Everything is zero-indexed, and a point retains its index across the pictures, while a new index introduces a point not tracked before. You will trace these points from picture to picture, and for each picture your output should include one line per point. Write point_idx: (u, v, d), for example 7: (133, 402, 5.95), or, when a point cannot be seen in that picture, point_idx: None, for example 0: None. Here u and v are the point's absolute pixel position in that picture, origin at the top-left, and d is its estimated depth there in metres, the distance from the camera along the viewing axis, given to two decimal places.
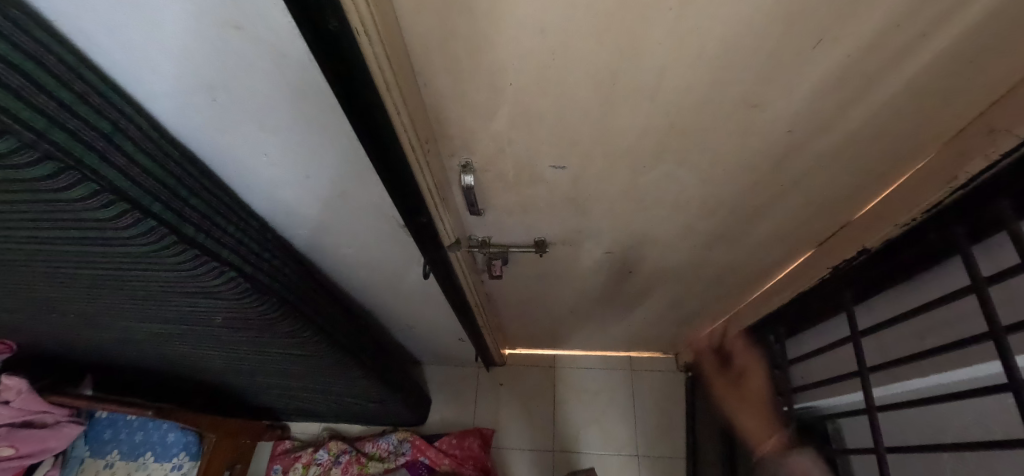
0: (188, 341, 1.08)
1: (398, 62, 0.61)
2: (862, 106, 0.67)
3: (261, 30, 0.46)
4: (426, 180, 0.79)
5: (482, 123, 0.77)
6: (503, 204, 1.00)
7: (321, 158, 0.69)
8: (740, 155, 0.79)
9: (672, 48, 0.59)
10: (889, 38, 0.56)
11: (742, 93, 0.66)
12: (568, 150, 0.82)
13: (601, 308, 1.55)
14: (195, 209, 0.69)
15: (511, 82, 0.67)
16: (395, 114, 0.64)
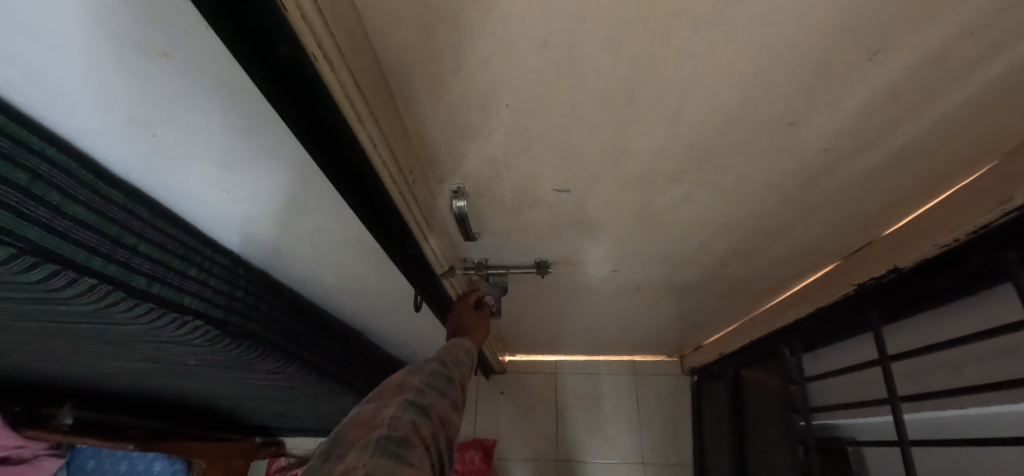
0: (163, 374, 0.99)
1: (372, 88, 0.52)
2: (910, 123, 0.59)
3: (198, 58, 0.36)
4: (412, 213, 0.71)
5: (475, 147, 0.68)
6: (501, 228, 0.93)
7: (291, 193, 0.59)
8: (766, 173, 0.71)
9: (701, 66, 0.50)
10: (958, 50, 0.47)
11: (777, 111, 0.57)
12: (573, 174, 0.74)
13: (604, 318, 1.49)
14: (150, 257, 0.59)
15: (507, 103, 0.58)
16: (374, 150, 0.55)
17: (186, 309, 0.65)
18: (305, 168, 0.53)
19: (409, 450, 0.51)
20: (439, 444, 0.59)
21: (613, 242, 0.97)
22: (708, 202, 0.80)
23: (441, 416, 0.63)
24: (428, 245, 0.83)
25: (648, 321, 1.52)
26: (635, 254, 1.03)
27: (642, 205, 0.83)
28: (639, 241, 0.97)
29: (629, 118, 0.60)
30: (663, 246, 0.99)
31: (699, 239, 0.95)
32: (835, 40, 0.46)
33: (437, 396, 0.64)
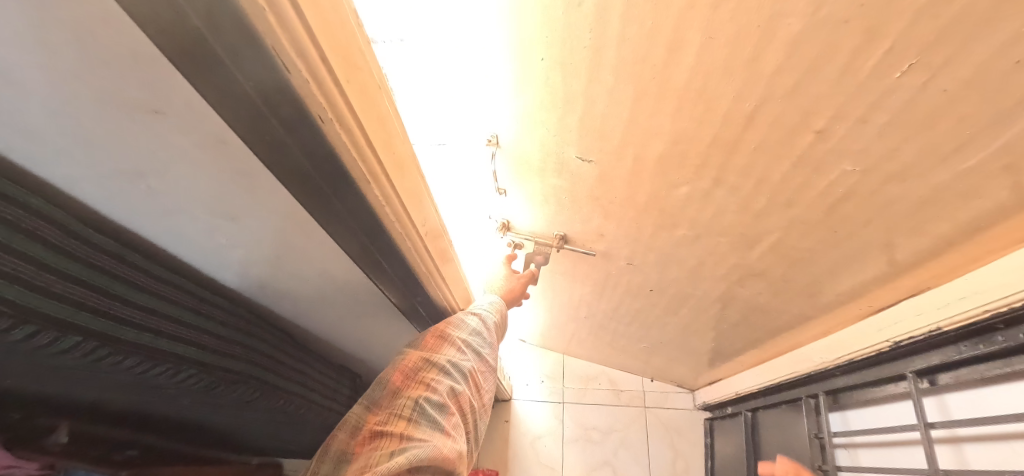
0: (153, 406, 0.94)
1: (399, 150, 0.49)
2: (950, 153, 0.56)
3: (191, 115, 0.31)
4: (425, 267, 0.68)
5: (511, 97, 0.72)
6: (525, 190, 0.96)
7: (291, 243, 0.55)
8: (788, 183, 0.70)
9: (725, 43, 0.51)
10: (1005, 75, 0.45)
11: (805, 114, 0.58)
12: (594, 144, 0.76)
13: (615, 316, 1.50)
14: (141, 305, 0.55)
15: (543, 56, 0.62)
16: (391, 221, 0.52)
17: (176, 357, 0.60)
18: (305, 219, 0.49)
19: (446, 416, 0.55)
20: (473, 410, 0.64)
21: (629, 231, 0.99)
22: (728, 206, 0.80)
23: (478, 378, 0.67)
24: (441, 295, 0.79)
25: (662, 334, 1.50)
26: (651, 249, 1.04)
27: (660, 193, 0.83)
28: (656, 235, 0.98)
29: (649, 92, 0.62)
30: (680, 247, 0.99)
31: (719, 250, 0.94)
32: (868, 43, 0.46)
33: (473, 358, 0.67)
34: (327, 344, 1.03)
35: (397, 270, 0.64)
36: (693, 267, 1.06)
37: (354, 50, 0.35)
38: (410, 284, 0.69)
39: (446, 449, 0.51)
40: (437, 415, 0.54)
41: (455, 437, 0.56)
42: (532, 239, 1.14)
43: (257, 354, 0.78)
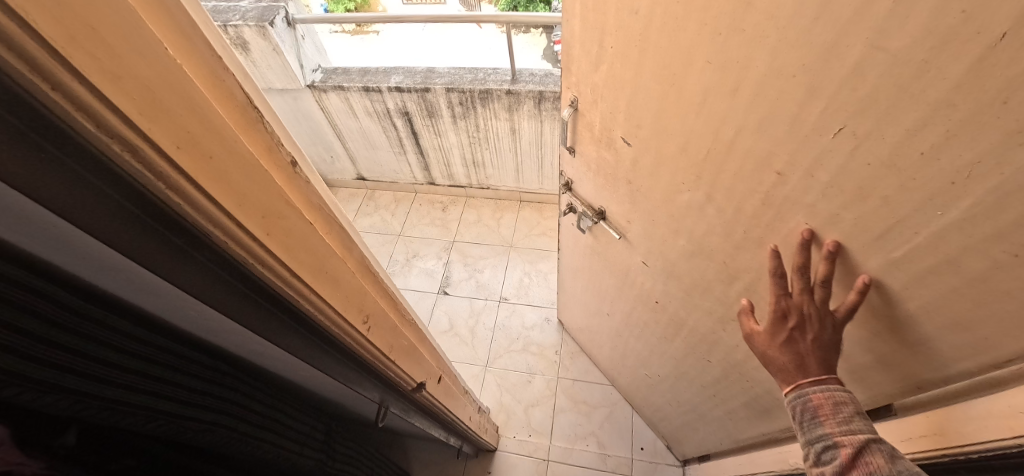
0: None
1: (291, 235, 0.35)
2: (870, 236, 0.44)
3: (103, 220, 0.26)
4: (394, 370, 0.60)
5: (588, 69, 0.66)
6: (586, 155, 0.84)
7: (336, 373, 0.55)
8: (773, 228, 0.53)
9: (721, 85, 0.46)
10: (936, 190, 0.36)
11: (762, 151, 0.47)
12: (632, 126, 0.64)
13: (628, 349, 1.31)
14: (214, 395, 0.54)
15: (610, 45, 0.58)
16: (360, 347, 0.50)
17: (257, 436, 0.59)
18: (307, 355, 0.49)
19: (416, 392, 0.71)
20: (435, 399, 0.79)
21: (646, 229, 0.80)
22: (722, 225, 0.61)
23: (441, 392, 0.82)
24: (441, 382, 0.82)
25: (654, 396, 1.35)
26: (660, 256, 0.82)
27: (669, 195, 0.67)
28: (665, 241, 0.77)
29: (669, 100, 0.54)
30: (683, 262, 0.77)
31: (717, 289, 0.73)
32: (804, 106, 0.40)
33: (442, 381, 0.84)
34: (346, 422, 1.03)
35: (388, 382, 0.63)
36: (662, 343, 1.09)
37: (257, 193, 0.31)
38: (387, 385, 0.65)
39: (413, 379, 0.67)
40: (405, 397, 0.71)
41: (419, 386, 0.70)
42: (581, 206, 0.98)
43: (312, 442, 0.75)
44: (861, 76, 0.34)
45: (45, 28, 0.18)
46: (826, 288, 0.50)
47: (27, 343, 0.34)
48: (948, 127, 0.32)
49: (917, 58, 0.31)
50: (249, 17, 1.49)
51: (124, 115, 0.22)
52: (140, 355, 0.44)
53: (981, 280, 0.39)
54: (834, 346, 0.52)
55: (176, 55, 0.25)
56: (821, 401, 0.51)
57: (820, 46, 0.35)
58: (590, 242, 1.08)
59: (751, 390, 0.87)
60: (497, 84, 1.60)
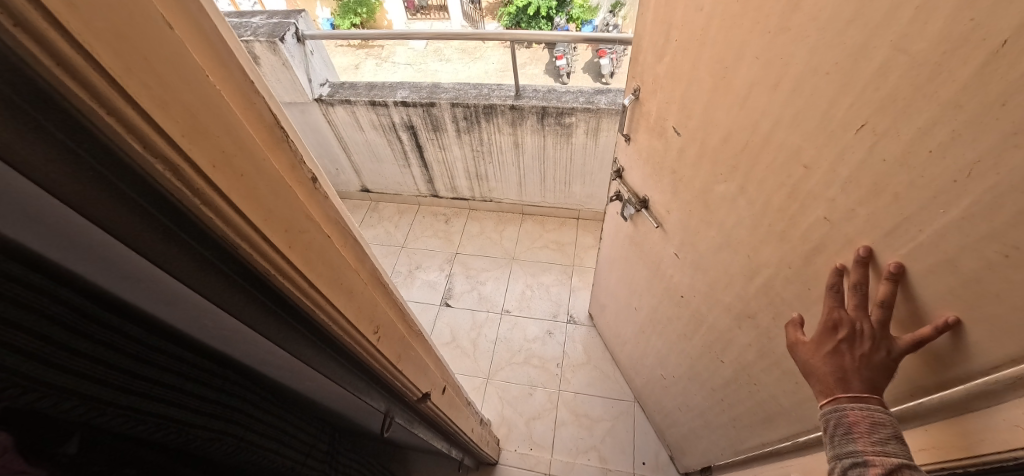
0: None
1: (312, 245, 0.37)
2: (880, 232, 0.49)
3: (133, 230, 0.27)
4: (401, 380, 0.61)
5: (654, 59, 0.78)
6: (640, 143, 0.94)
7: (346, 383, 0.55)
8: (796, 220, 0.59)
9: (764, 80, 0.54)
10: (941, 187, 0.42)
11: (794, 143, 0.54)
12: (685, 115, 0.73)
13: (649, 347, 1.35)
14: (229, 405, 0.53)
15: (677, 38, 0.69)
16: (369, 354, 0.51)
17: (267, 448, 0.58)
18: (320, 364, 0.50)
19: (420, 402, 0.72)
20: (440, 410, 0.80)
21: (681, 219, 0.88)
22: (751, 217, 0.68)
23: (445, 402, 0.83)
24: (446, 393, 0.83)
25: (666, 400, 1.37)
26: (692, 248, 0.88)
27: (707, 186, 0.75)
28: (699, 232, 0.83)
29: (721, 92, 0.63)
30: (711, 255, 0.83)
31: (739, 283, 0.79)
32: (834, 103, 0.47)
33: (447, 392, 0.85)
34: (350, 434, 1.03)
35: (396, 390, 0.64)
36: (679, 340, 1.13)
37: (282, 207, 0.33)
38: (395, 393, 0.66)
39: (419, 390, 0.68)
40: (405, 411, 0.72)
41: (423, 396, 0.71)
42: (628, 192, 1.07)
43: (315, 454, 0.74)
44: (884, 76, 0.41)
45: (105, 59, 0.20)
46: (886, 312, 0.51)
47: (48, 349, 0.32)
48: (955, 127, 0.38)
49: (931, 60, 0.38)
50: (260, 33, 1.52)
51: (166, 138, 0.24)
52: (152, 365, 0.42)
53: (973, 281, 0.43)
54: (882, 370, 0.52)
55: (214, 80, 0.27)
56: (858, 418, 0.52)
57: (852, 47, 0.43)
58: (630, 231, 1.16)
59: (757, 394, 0.89)
60: (501, 99, 1.64)
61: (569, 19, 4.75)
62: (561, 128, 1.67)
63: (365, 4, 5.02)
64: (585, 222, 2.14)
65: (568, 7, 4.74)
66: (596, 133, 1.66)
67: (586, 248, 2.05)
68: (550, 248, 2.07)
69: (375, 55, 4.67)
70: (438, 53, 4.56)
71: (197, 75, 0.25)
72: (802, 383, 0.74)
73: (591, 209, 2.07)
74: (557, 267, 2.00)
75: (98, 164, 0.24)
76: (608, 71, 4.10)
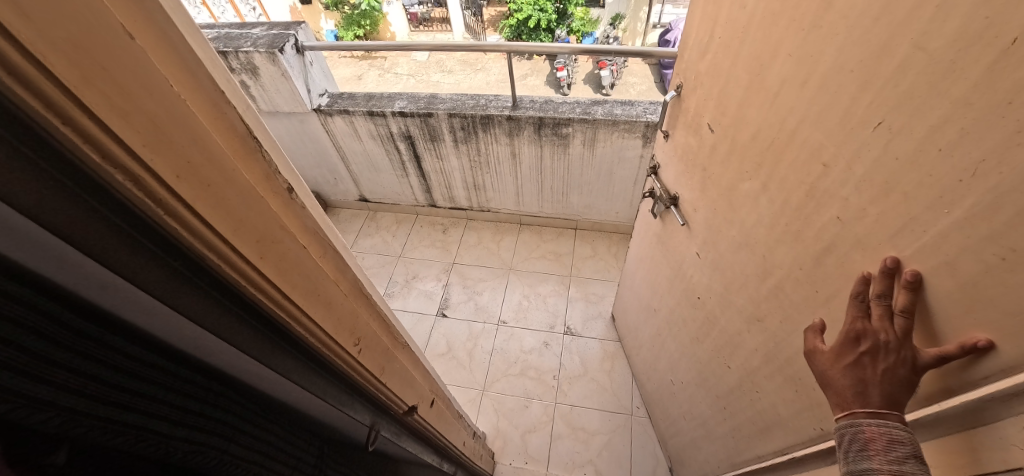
0: None
1: (288, 253, 0.37)
2: (888, 232, 0.51)
3: (95, 244, 0.26)
4: (385, 392, 0.61)
5: (696, 57, 0.84)
6: (676, 141, 1.00)
7: (333, 396, 0.54)
8: (810, 220, 0.62)
9: (795, 77, 0.58)
10: (946, 187, 0.44)
11: (817, 139, 0.57)
12: (720, 112, 0.78)
13: (662, 351, 1.35)
14: (262, 435, 0.47)
15: (717, 37, 0.75)
16: (351, 366, 0.51)
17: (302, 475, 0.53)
18: (307, 378, 0.48)
19: (402, 416, 0.71)
20: (426, 422, 0.80)
21: (706, 218, 0.90)
22: (770, 216, 0.70)
23: (433, 414, 0.83)
24: (433, 405, 0.83)
25: (672, 408, 1.36)
26: (712, 247, 0.90)
27: (733, 183, 0.78)
28: (721, 231, 0.86)
29: (755, 91, 0.67)
30: (730, 254, 0.84)
31: (752, 284, 0.80)
32: (857, 100, 0.51)
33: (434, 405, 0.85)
34: None
35: (381, 403, 0.64)
36: (689, 343, 1.13)
37: (252, 214, 0.33)
38: (381, 407, 0.65)
39: (402, 406, 0.68)
40: (388, 432, 0.71)
41: (408, 408, 0.70)
42: (659, 188, 1.11)
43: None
44: (903, 73, 0.45)
45: (60, 70, 0.20)
46: (909, 321, 0.52)
47: (54, 371, 0.26)
48: (964, 124, 0.41)
49: (948, 58, 0.41)
50: (260, 44, 1.54)
51: (126, 147, 0.23)
52: (174, 388, 0.36)
53: (973, 283, 0.45)
54: (905, 384, 0.52)
55: (180, 90, 0.27)
56: (873, 434, 0.52)
57: (876, 46, 0.47)
58: (658, 229, 1.19)
59: (758, 402, 0.87)
60: (498, 110, 1.65)
61: (570, 32, 4.83)
62: (558, 138, 1.67)
63: (367, 17, 5.09)
64: (582, 233, 2.14)
65: (569, 19, 4.80)
66: (593, 143, 1.66)
67: (583, 258, 2.05)
68: (547, 259, 2.06)
69: (377, 66, 4.71)
70: (439, 64, 4.59)
71: (161, 85, 0.25)
72: (801, 391, 0.73)
73: (589, 220, 2.07)
74: (554, 277, 1.99)
75: (52, 167, 0.23)
76: (608, 82, 4.14)
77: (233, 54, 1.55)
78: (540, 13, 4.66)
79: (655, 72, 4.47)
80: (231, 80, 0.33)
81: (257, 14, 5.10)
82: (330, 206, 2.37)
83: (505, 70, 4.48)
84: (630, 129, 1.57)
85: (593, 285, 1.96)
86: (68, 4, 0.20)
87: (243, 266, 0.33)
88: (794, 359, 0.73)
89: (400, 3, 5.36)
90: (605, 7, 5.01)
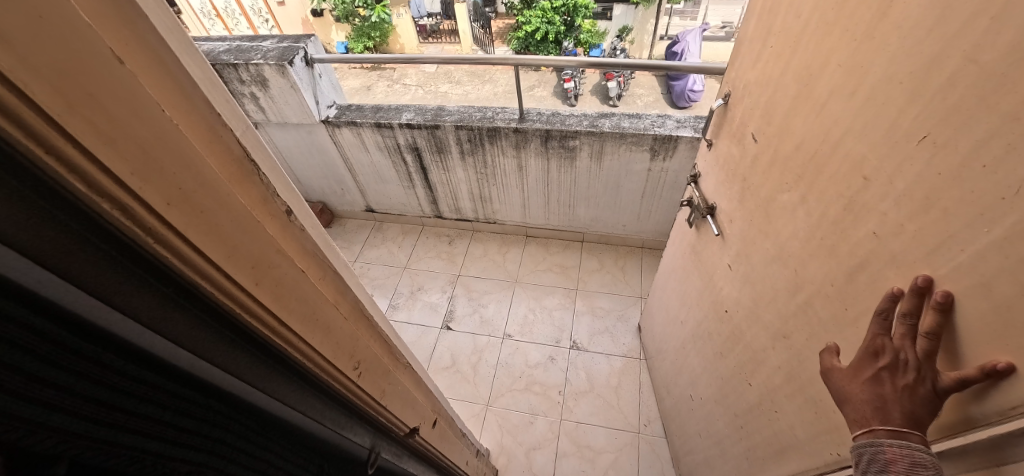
0: None
1: (287, 276, 0.36)
2: (923, 249, 0.49)
3: (80, 271, 0.25)
4: (384, 414, 0.59)
5: (746, 66, 0.83)
6: (717, 150, 0.99)
7: (333, 420, 0.52)
8: (847, 234, 0.60)
9: (843, 88, 0.57)
10: (989, 204, 0.42)
11: (861, 151, 0.56)
12: (764, 123, 0.77)
13: (684, 365, 1.32)
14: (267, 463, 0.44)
15: (770, 44, 0.74)
16: (348, 389, 0.50)
17: None
18: (307, 402, 0.46)
19: (400, 439, 0.69)
20: (427, 444, 0.78)
21: (741, 229, 0.88)
22: (806, 229, 0.68)
23: (434, 436, 0.81)
24: (435, 424, 0.81)
25: (688, 424, 1.32)
26: (746, 259, 0.88)
27: (772, 195, 0.76)
28: (755, 243, 0.83)
29: (801, 101, 0.66)
30: (762, 267, 0.82)
31: (781, 300, 0.77)
32: (904, 112, 0.49)
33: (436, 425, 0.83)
34: None
35: (382, 426, 0.62)
36: (712, 358, 1.10)
37: (247, 240, 0.32)
38: (383, 430, 0.64)
39: (403, 428, 0.66)
40: (390, 458, 0.69)
41: (409, 429, 0.68)
42: (698, 195, 1.09)
43: None
44: (953, 86, 0.44)
45: (42, 98, 0.19)
46: (932, 344, 0.49)
47: (49, 392, 0.23)
48: (1010, 140, 0.39)
49: (999, 71, 0.40)
50: (270, 56, 1.56)
51: (114, 177, 0.23)
52: (183, 411, 0.33)
53: (1008, 308, 0.42)
54: (927, 405, 0.50)
55: (172, 114, 0.26)
56: (895, 456, 0.50)
57: (928, 56, 0.46)
58: (693, 239, 1.16)
59: (776, 423, 0.84)
60: (504, 122, 1.64)
61: (578, 43, 4.79)
62: (565, 151, 1.66)
63: (377, 29, 5.12)
64: (589, 245, 2.11)
65: (577, 31, 4.76)
66: (599, 155, 1.65)
67: (589, 271, 2.02)
68: (552, 272, 2.04)
69: (387, 77, 4.78)
70: (447, 75, 4.64)
71: (152, 110, 0.24)
72: (821, 413, 0.70)
73: (595, 232, 2.05)
74: (561, 290, 1.97)
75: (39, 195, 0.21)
76: (613, 94, 4.10)
77: (243, 67, 1.57)
78: (547, 25, 4.63)
79: (661, 84, 4.49)
80: (225, 101, 0.32)
81: (269, 26, 5.18)
82: (336, 216, 2.38)
83: (511, 81, 4.52)
84: (638, 142, 1.56)
85: (600, 299, 1.93)
86: (54, 29, 0.19)
87: (234, 290, 0.32)
88: (816, 380, 0.70)
89: (410, 15, 5.41)
90: (612, 20, 5.03)
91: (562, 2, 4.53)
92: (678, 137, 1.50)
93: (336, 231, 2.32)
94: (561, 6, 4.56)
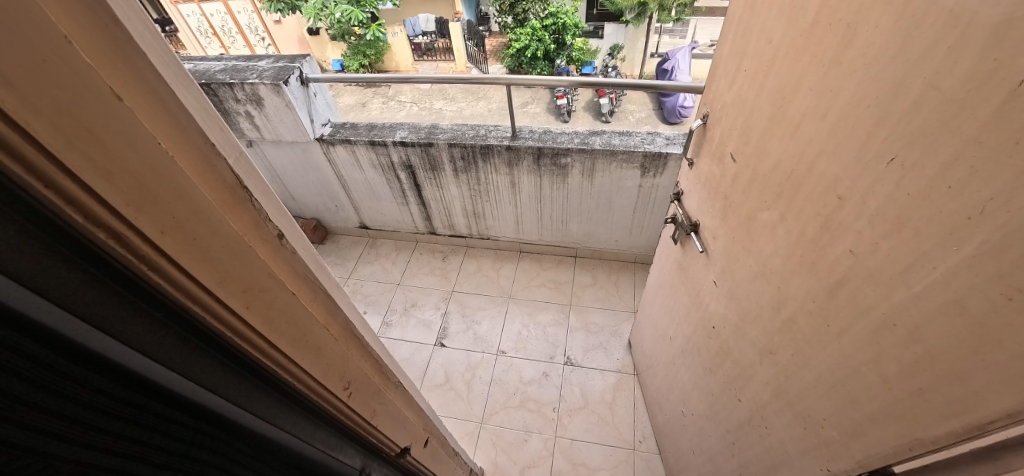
0: None
1: (275, 300, 0.37)
2: (899, 267, 0.51)
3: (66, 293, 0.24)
4: (374, 434, 0.59)
5: (722, 89, 0.87)
6: (698, 169, 1.02)
7: (324, 440, 0.51)
8: (825, 252, 0.62)
9: (815, 110, 0.60)
10: (957, 223, 0.44)
11: (836, 171, 0.58)
12: (743, 143, 0.79)
13: (674, 380, 1.32)
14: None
15: (743, 68, 0.77)
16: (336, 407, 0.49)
17: None
18: (298, 421, 0.46)
19: (389, 461, 0.68)
20: (420, 464, 0.78)
21: (725, 246, 0.90)
22: (786, 246, 0.70)
23: (426, 456, 0.80)
24: (428, 444, 0.81)
25: (681, 440, 1.32)
26: (730, 275, 0.89)
27: (752, 213, 0.78)
28: (739, 261, 0.85)
29: (776, 122, 0.68)
30: (746, 283, 0.84)
31: (765, 316, 0.79)
32: (873, 135, 0.51)
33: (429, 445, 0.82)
34: None
35: (373, 448, 0.62)
36: (701, 373, 1.11)
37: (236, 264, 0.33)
38: (374, 452, 0.63)
39: (394, 449, 0.65)
40: None
41: (400, 448, 0.68)
42: (681, 213, 1.12)
43: None
44: (917, 110, 0.46)
45: (42, 135, 0.20)
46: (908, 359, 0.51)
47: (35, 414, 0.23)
48: (973, 162, 0.41)
49: (958, 96, 0.42)
50: (265, 76, 1.58)
51: (110, 208, 0.24)
52: (172, 434, 0.32)
53: (980, 323, 0.43)
54: None
55: (168, 146, 0.27)
56: None
57: (891, 83, 0.48)
58: (679, 255, 1.18)
59: (767, 439, 0.85)
60: (497, 140, 1.67)
61: (570, 61, 4.89)
62: (557, 169, 1.69)
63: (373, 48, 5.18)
64: (581, 260, 2.13)
65: (569, 50, 4.83)
66: (591, 173, 1.68)
67: (583, 287, 2.03)
68: (546, 287, 2.04)
69: (382, 94, 4.84)
70: (441, 92, 4.72)
71: (148, 143, 0.25)
72: (811, 428, 0.71)
73: (588, 247, 2.06)
74: (555, 305, 1.97)
75: (29, 222, 0.22)
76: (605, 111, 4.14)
77: (239, 86, 1.59)
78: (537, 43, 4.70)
79: (653, 101, 4.59)
80: (218, 133, 0.34)
81: (264, 44, 5.18)
82: (330, 233, 2.38)
83: (504, 98, 4.58)
84: (628, 159, 1.59)
85: (593, 314, 1.93)
86: (54, 72, 0.20)
87: (221, 309, 0.32)
88: (804, 395, 0.71)
89: (404, 34, 5.50)
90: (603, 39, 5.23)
91: (552, 22, 4.63)
92: (667, 154, 1.54)
93: (329, 248, 2.32)
94: (551, 24, 4.66)
